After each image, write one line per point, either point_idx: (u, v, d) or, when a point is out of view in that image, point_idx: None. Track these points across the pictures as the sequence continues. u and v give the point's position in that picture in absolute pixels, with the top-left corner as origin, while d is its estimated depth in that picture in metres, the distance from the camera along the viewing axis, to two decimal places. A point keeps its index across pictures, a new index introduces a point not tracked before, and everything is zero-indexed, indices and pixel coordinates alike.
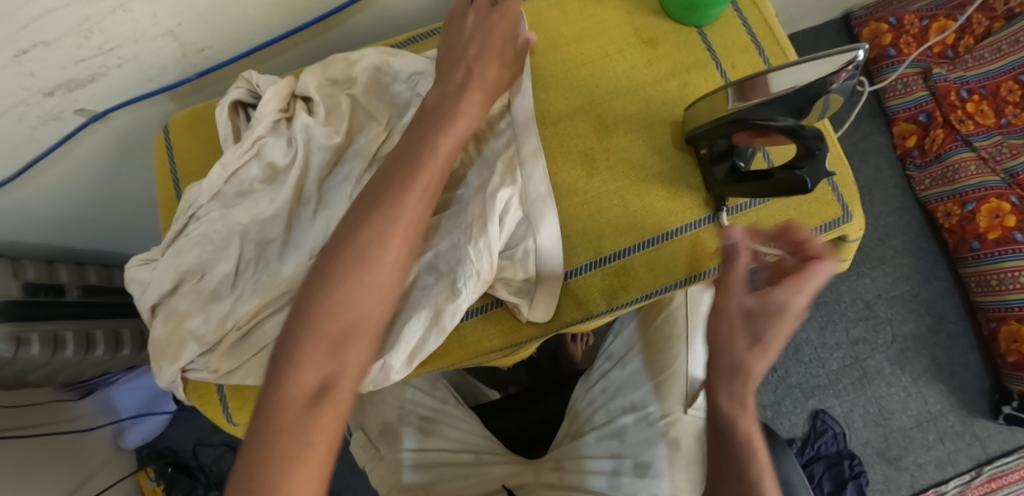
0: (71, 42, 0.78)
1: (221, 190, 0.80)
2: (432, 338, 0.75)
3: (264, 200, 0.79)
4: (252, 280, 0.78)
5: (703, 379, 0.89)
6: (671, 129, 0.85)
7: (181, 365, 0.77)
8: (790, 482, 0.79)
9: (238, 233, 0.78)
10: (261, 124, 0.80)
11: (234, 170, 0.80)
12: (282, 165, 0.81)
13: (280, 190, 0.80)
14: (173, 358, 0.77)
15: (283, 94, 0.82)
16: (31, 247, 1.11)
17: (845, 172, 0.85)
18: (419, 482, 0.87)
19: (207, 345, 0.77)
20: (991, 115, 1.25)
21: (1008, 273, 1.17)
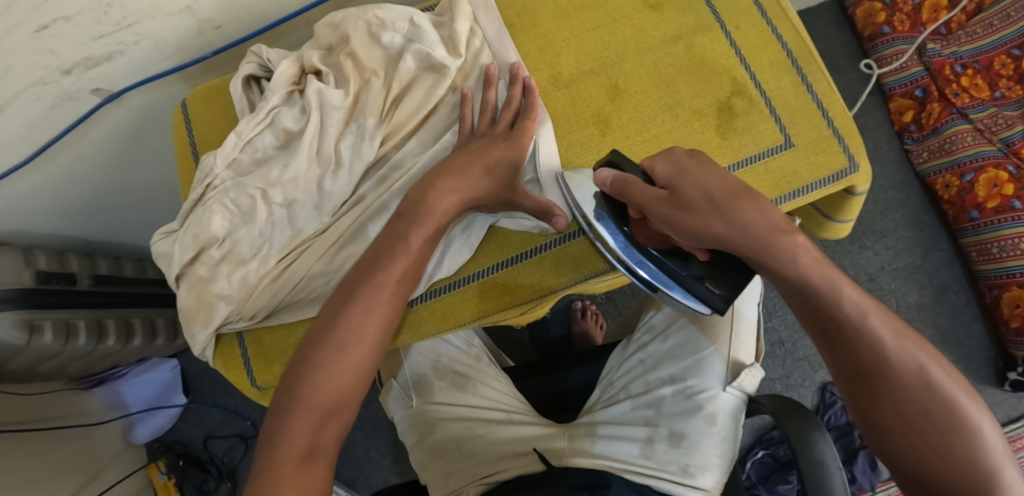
0: (90, 17, 0.79)
1: (236, 159, 0.85)
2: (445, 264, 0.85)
3: (278, 166, 0.84)
4: (276, 236, 0.85)
5: (738, 360, 0.87)
6: (681, 85, 0.87)
7: (215, 325, 0.84)
8: (823, 463, 0.73)
9: (257, 198, 0.83)
10: (275, 94, 0.85)
11: (249, 139, 0.85)
12: (295, 130, 0.85)
13: (292, 155, 0.84)
14: (205, 322, 0.84)
15: (295, 68, 0.87)
16: (41, 236, 1.10)
17: (851, 126, 0.86)
18: (452, 440, 0.91)
19: (235, 304, 0.84)
20: (985, 89, 1.28)
21: (1007, 240, 1.19)
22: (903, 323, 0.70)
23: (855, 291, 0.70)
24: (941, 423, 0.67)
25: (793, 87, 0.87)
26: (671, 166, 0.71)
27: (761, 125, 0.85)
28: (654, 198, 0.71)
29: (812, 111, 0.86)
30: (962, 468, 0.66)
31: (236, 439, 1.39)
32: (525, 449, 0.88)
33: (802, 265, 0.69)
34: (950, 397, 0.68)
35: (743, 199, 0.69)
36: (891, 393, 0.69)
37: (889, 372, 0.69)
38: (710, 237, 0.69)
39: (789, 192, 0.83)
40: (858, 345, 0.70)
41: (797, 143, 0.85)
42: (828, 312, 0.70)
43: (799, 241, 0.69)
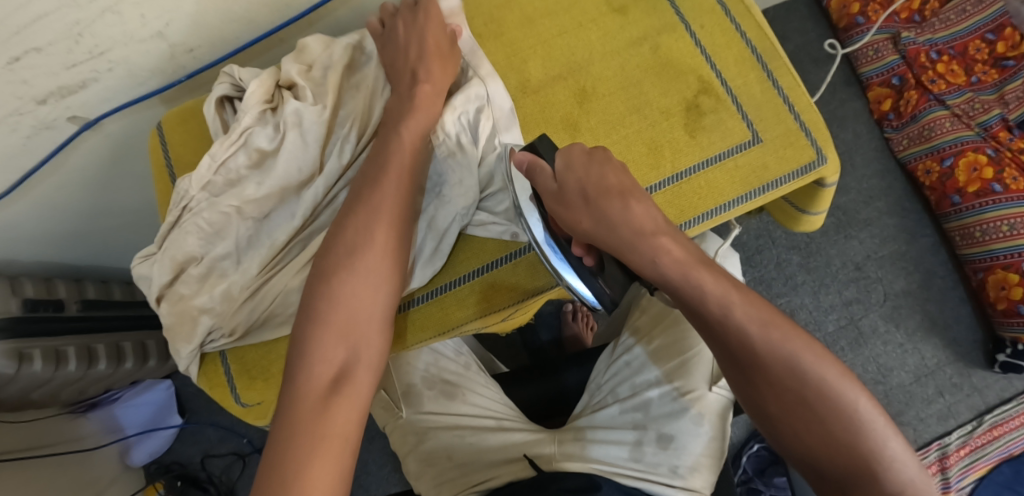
0: (62, 47, 0.80)
1: (211, 181, 0.85)
2: (420, 271, 0.86)
3: (253, 184, 0.85)
4: (254, 250, 0.85)
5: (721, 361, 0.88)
6: (648, 86, 0.88)
7: (198, 342, 0.84)
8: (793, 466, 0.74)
9: (233, 214, 0.85)
10: (247, 114, 0.85)
11: (222, 161, 0.85)
12: (269, 150, 0.86)
13: (267, 173, 0.85)
14: (188, 338, 0.84)
15: (266, 86, 0.86)
16: (26, 265, 1.10)
17: (818, 119, 0.86)
18: (442, 450, 0.92)
19: (217, 320, 0.84)
20: (962, 74, 1.29)
21: (989, 224, 1.20)
22: (771, 311, 0.69)
23: (719, 283, 0.69)
24: (815, 410, 0.68)
25: (759, 82, 0.87)
26: (567, 161, 0.71)
27: (729, 122, 0.86)
28: (546, 190, 0.72)
29: (779, 105, 0.86)
30: (843, 450, 0.67)
31: (234, 457, 1.39)
32: (515, 455, 0.88)
33: (662, 266, 0.69)
34: (823, 383, 0.68)
35: (615, 201, 0.69)
36: (767, 382, 0.69)
37: (763, 364, 0.69)
38: (580, 232, 0.71)
39: (759, 187, 0.84)
40: (729, 340, 0.69)
41: (765, 138, 0.85)
42: (693, 305, 0.70)
43: (663, 241, 0.69)
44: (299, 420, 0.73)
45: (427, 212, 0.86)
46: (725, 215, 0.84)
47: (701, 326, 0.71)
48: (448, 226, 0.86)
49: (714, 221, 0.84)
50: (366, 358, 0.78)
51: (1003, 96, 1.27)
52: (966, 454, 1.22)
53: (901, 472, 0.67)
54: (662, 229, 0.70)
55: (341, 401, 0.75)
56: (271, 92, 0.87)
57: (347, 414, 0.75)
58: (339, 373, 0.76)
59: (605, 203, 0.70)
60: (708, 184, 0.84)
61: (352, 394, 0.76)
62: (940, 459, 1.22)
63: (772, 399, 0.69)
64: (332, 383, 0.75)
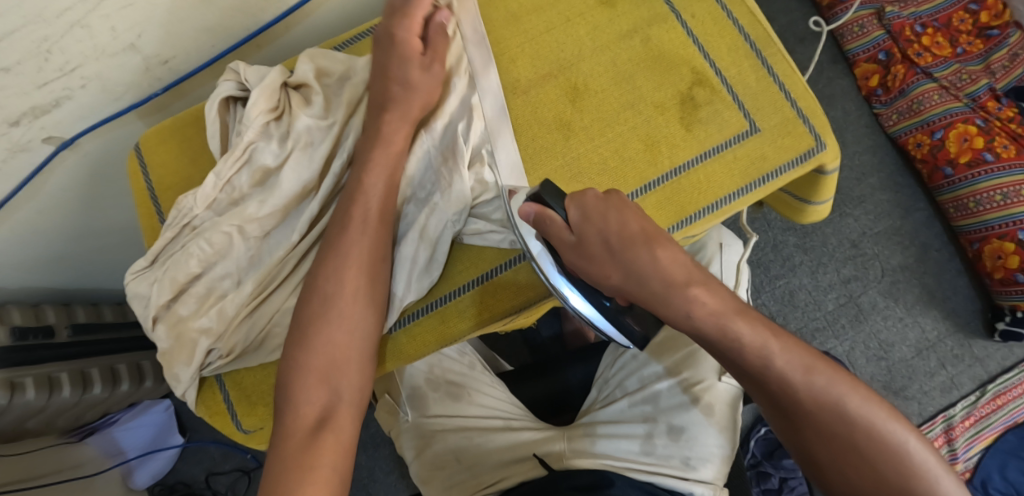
0: (31, 66, 0.77)
1: (215, 199, 0.84)
2: (412, 287, 0.84)
3: (254, 204, 0.83)
4: (254, 270, 0.84)
5: None
6: (642, 81, 0.87)
7: (198, 364, 0.82)
8: None
9: (234, 234, 0.83)
10: (250, 128, 0.84)
11: (227, 178, 0.84)
12: (271, 166, 0.85)
13: (269, 192, 0.83)
14: (188, 360, 0.83)
15: (269, 99, 0.85)
16: (12, 293, 1.07)
17: (815, 105, 0.85)
18: (452, 454, 0.90)
19: (217, 340, 0.82)
20: (947, 46, 1.29)
21: (982, 194, 1.20)
22: (811, 357, 0.69)
23: (756, 333, 0.69)
24: (866, 458, 0.67)
25: (754, 70, 0.86)
26: (581, 211, 0.73)
27: (725, 113, 0.85)
28: (562, 243, 0.74)
29: (775, 93, 0.85)
30: (901, 493, 0.67)
31: (238, 473, 1.37)
32: (524, 455, 0.87)
33: (696, 319, 0.70)
34: (866, 420, 0.68)
35: (641, 251, 0.71)
36: (813, 430, 0.69)
37: (808, 411, 0.68)
38: (608, 286, 0.73)
39: (758, 178, 0.83)
40: (772, 388, 0.69)
41: (763, 127, 0.84)
42: (732, 356, 0.70)
43: (695, 292, 0.70)
44: (287, 456, 0.72)
45: (418, 220, 0.83)
46: (727, 208, 0.83)
47: (743, 375, 0.71)
48: (439, 234, 0.84)
49: (716, 216, 0.83)
50: (350, 396, 0.77)
51: (988, 66, 1.28)
52: (971, 425, 1.23)
53: None
54: (693, 277, 0.71)
55: (327, 435, 0.74)
56: (274, 99, 0.86)
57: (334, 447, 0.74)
58: (322, 414, 0.75)
59: (628, 250, 0.71)
60: (707, 177, 0.83)
61: (339, 427, 0.75)
62: (946, 431, 1.23)
63: (821, 450, 0.69)
64: (318, 422, 0.75)
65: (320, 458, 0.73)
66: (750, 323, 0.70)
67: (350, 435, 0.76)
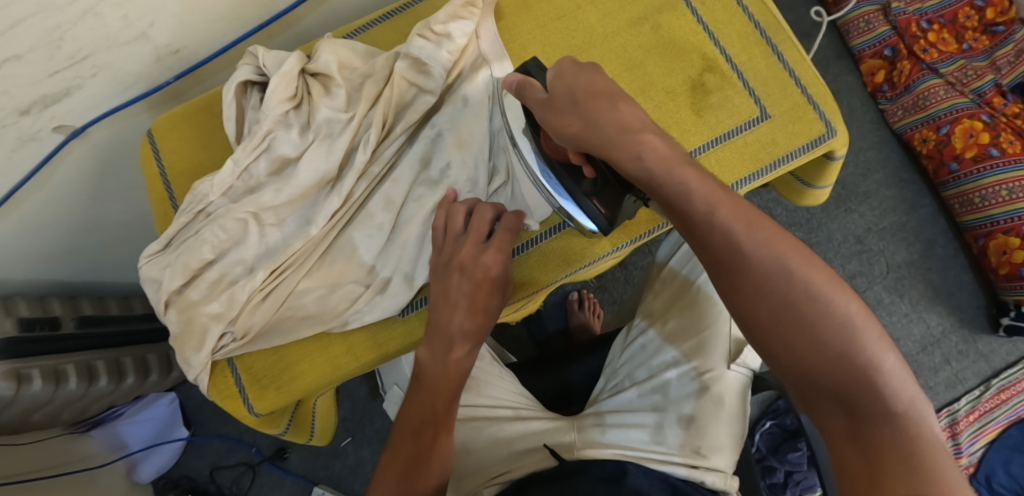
0: (42, 54, 0.77)
1: (232, 185, 0.84)
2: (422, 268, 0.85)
3: (270, 191, 0.83)
4: (267, 259, 0.84)
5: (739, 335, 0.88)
6: (654, 67, 0.87)
7: (208, 349, 0.82)
8: None
9: (249, 221, 0.83)
10: (270, 117, 0.83)
11: (245, 166, 0.84)
12: (292, 156, 0.84)
13: (286, 181, 0.83)
14: (198, 346, 0.82)
15: (287, 87, 0.84)
16: (20, 285, 1.07)
17: (825, 92, 0.86)
18: (460, 445, 0.90)
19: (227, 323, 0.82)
20: (953, 42, 1.29)
21: (988, 190, 1.20)
22: (756, 214, 0.65)
23: (703, 183, 0.66)
24: (801, 314, 0.61)
25: (764, 57, 0.86)
26: (556, 74, 0.74)
27: (736, 99, 0.85)
28: (534, 100, 0.75)
29: (785, 80, 0.86)
30: (841, 362, 0.60)
31: (243, 468, 1.36)
32: (535, 445, 0.86)
33: (647, 161, 0.67)
34: (812, 284, 0.62)
35: (602, 101, 0.70)
36: (750, 284, 0.63)
37: (748, 270, 0.63)
38: (566, 136, 0.72)
39: (768, 164, 0.84)
40: (714, 240, 0.64)
41: (773, 113, 0.85)
42: (677, 205, 0.66)
43: (647, 137, 0.68)
44: None
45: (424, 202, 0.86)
46: (737, 192, 0.84)
47: (682, 224, 0.66)
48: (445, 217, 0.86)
49: (726, 201, 0.84)
50: None
51: (994, 62, 1.28)
52: (976, 420, 1.23)
53: (896, 380, 0.59)
54: (650, 127, 0.69)
55: None
56: (292, 87, 0.84)
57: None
58: None
59: (593, 103, 0.70)
60: (717, 163, 0.83)
61: None
62: (950, 426, 1.23)
63: (762, 313, 0.62)
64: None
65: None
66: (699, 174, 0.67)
67: None
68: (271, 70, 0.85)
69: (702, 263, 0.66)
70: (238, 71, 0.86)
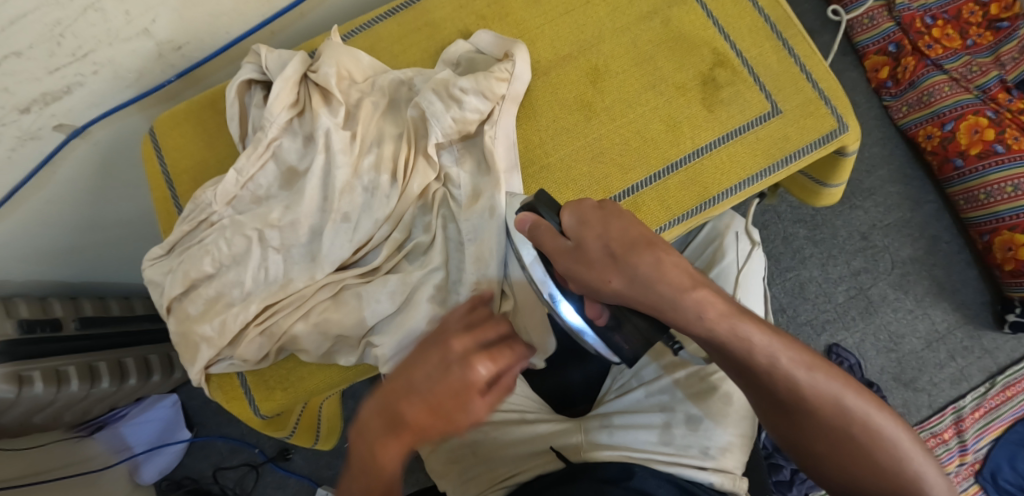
0: (43, 50, 0.76)
1: (236, 196, 0.83)
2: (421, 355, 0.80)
3: (276, 207, 0.82)
4: (266, 287, 0.81)
5: None
6: (665, 63, 0.86)
7: (203, 366, 0.80)
8: None
9: (252, 240, 0.81)
10: (274, 125, 0.82)
11: (250, 175, 0.82)
12: (300, 169, 0.84)
13: (291, 197, 0.82)
14: (194, 360, 0.80)
15: (291, 95, 0.83)
16: (19, 284, 1.06)
17: (836, 87, 0.85)
18: (467, 445, 0.89)
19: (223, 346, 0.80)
20: (957, 38, 1.29)
21: (993, 186, 1.20)
22: (811, 355, 0.68)
23: (764, 334, 0.67)
24: (856, 445, 0.67)
25: (775, 51, 0.86)
26: (578, 219, 0.69)
27: (747, 94, 0.84)
28: (559, 249, 0.69)
29: (796, 75, 0.85)
30: (898, 485, 0.67)
31: (246, 468, 1.35)
32: (542, 448, 0.87)
33: (709, 321, 0.66)
34: (863, 418, 0.67)
35: (645, 255, 0.66)
36: (811, 424, 0.68)
37: (813, 415, 0.68)
38: (607, 291, 0.67)
39: (780, 159, 0.83)
40: (778, 389, 0.68)
41: (784, 109, 0.84)
42: (741, 360, 0.67)
43: (703, 295, 0.66)
44: None
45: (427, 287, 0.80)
46: (749, 189, 0.83)
47: (745, 375, 0.69)
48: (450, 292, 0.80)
49: (738, 197, 0.83)
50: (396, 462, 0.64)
51: (998, 58, 1.27)
52: (980, 416, 1.23)
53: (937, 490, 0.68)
54: (702, 281, 0.67)
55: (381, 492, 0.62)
56: (295, 94, 0.83)
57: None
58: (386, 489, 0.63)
59: (632, 256, 0.66)
60: (729, 158, 0.83)
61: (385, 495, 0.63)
62: (955, 422, 1.23)
63: (825, 451, 0.69)
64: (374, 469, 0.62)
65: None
66: (760, 325, 0.67)
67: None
68: (273, 73, 0.84)
69: (760, 402, 0.70)
70: (241, 72, 0.85)
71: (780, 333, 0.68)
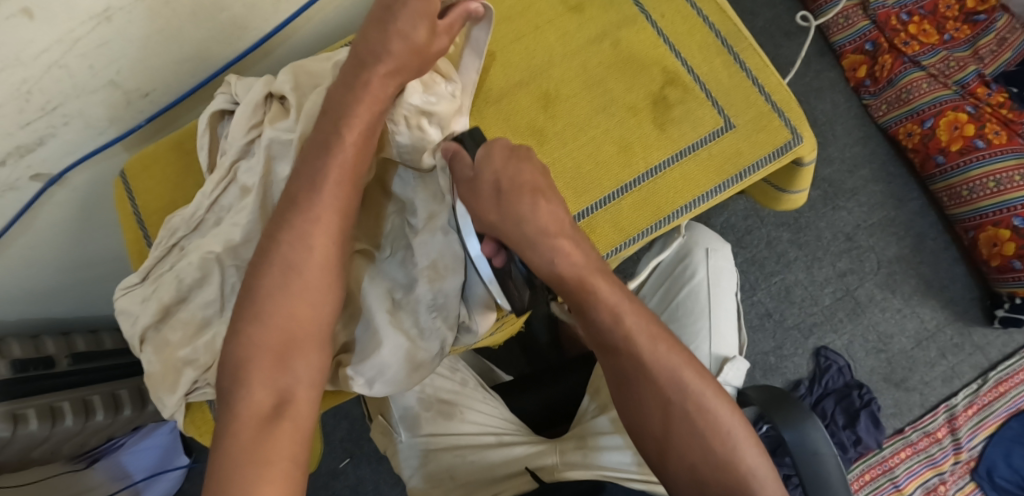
0: (12, 107, 0.78)
1: (202, 219, 0.84)
2: (372, 377, 0.80)
3: (234, 223, 0.82)
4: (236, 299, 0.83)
5: (721, 355, 0.91)
6: (616, 85, 0.86)
7: (184, 392, 0.81)
8: (817, 451, 0.76)
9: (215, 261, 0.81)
10: (233, 147, 0.84)
11: (214, 200, 0.84)
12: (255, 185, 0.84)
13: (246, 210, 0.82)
14: (172, 388, 0.81)
15: (253, 112, 0.84)
16: (11, 326, 1.09)
17: (789, 98, 0.85)
18: (445, 467, 0.92)
19: (202, 368, 0.82)
20: (934, 33, 1.27)
21: (975, 182, 1.19)
22: (658, 326, 0.73)
23: (612, 292, 0.72)
24: (687, 424, 0.70)
25: (726, 67, 0.86)
26: (485, 152, 0.73)
27: (698, 111, 0.84)
28: (457, 177, 0.73)
29: (748, 89, 0.85)
30: (723, 472, 0.69)
31: None
32: (518, 470, 0.88)
33: (560, 266, 0.70)
34: (702, 400, 0.70)
35: (526, 198, 0.70)
36: (650, 396, 0.71)
37: (648, 378, 0.70)
38: (485, 226, 0.71)
39: (734, 175, 0.83)
40: (619, 348, 0.71)
41: (737, 124, 0.84)
42: (586, 315, 0.72)
43: (562, 243, 0.71)
44: (239, 448, 0.65)
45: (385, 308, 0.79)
46: (703, 206, 0.84)
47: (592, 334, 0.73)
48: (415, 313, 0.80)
49: (692, 214, 0.84)
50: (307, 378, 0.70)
51: (977, 52, 1.27)
52: (974, 414, 1.22)
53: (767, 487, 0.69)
54: (566, 234, 0.72)
55: (285, 423, 0.67)
56: (257, 114, 0.85)
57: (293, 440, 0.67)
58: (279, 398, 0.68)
59: (515, 195, 0.70)
60: (682, 178, 0.83)
61: (296, 418, 0.68)
62: (948, 421, 1.22)
63: (657, 420, 0.71)
64: (273, 409, 0.68)
65: (275, 452, 0.66)
66: (610, 285, 0.72)
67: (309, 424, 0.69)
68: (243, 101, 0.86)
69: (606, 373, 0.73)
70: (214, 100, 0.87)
71: (636, 304, 0.73)
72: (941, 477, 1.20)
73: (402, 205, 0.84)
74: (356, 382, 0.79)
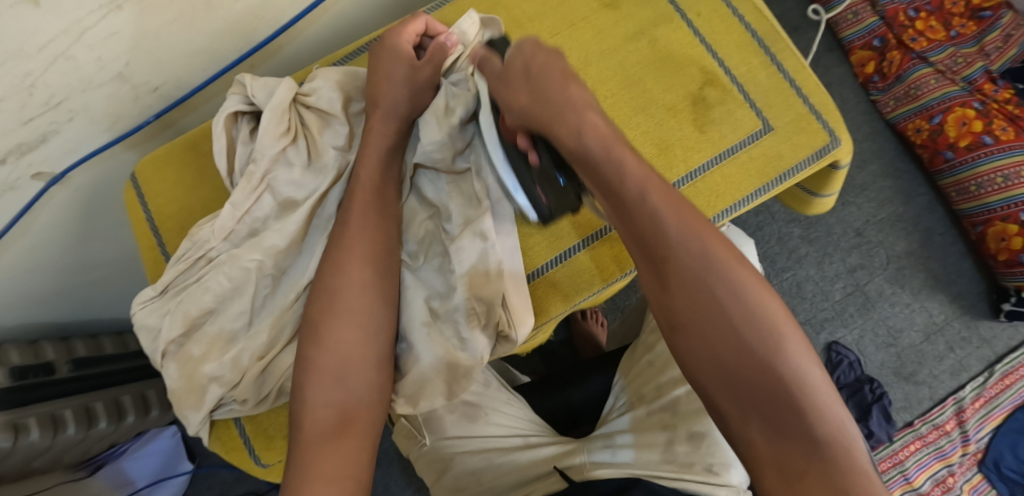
0: (15, 102, 0.74)
1: (234, 230, 0.81)
2: (408, 392, 0.79)
3: (272, 233, 0.80)
4: (267, 312, 0.81)
5: None
6: (654, 85, 0.85)
7: (209, 409, 0.79)
8: None
9: (253, 270, 0.80)
10: (266, 156, 0.81)
11: (247, 209, 0.81)
12: (293, 198, 0.83)
13: (286, 221, 0.81)
14: (196, 405, 0.78)
15: (282, 121, 0.82)
16: (8, 331, 1.04)
17: (827, 100, 0.85)
18: (470, 472, 0.90)
19: (228, 384, 0.79)
20: (942, 29, 1.28)
21: (983, 177, 1.20)
22: (691, 208, 0.69)
23: (639, 168, 0.70)
24: (719, 307, 0.65)
25: (764, 67, 0.86)
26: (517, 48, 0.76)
27: (737, 113, 0.84)
28: (489, 69, 0.78)
29: (786, 90, 0.85)
30: (758, 362, 0.63)
31: None
32: (547, 471, 0.86)
33: (585, 136, 0.71)
34: (738, 286, 0.65)
35: (554, 80, 0.74)
36: (678, 274, 0.66)
37: (672, 253, 0.67)
38: (516, 110, 0.74)
39: (775, 178, 0.83)
40: (644, 222, 0.68)
41: (776, 125, 0.84)
42: (610, 186, 0.70)
43: (589, 117, 0.72)
44: (309, 464, 0.68)
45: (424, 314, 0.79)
46: (743, 211, 0.83)
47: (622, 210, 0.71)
48: (454, 327, 0.79)
49: (732, 218, 0.83)
50: (368, 398, 0.73)
51: (983, 48, 1.28)
52: (982, 406, 1.24)
53: (809, 382, 0.63)
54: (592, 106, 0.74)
55: (349, 439, 0.70)
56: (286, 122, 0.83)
57: (352, 458, 0.69)
58: (341, 417, 0.71)
59: (545, 78, 0.74)
60: (723, 180, 0.82)
61: (361, 430, 0.71)
62: (957, 413, 1.24)
63: (684, 302, 0.66)
64: (336, 426, 0.71)
65: (336, 469, 0.68)
66: (634, 158, 0.72)
67: (371, 440, 0.72)
68: (261, 103, 0.82)
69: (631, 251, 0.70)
70: (228, 102, 0.83)
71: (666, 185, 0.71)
72: (950, 468, 1.21)
73: (434, 211, 0.83)
74: (399, 402, 0.79)
